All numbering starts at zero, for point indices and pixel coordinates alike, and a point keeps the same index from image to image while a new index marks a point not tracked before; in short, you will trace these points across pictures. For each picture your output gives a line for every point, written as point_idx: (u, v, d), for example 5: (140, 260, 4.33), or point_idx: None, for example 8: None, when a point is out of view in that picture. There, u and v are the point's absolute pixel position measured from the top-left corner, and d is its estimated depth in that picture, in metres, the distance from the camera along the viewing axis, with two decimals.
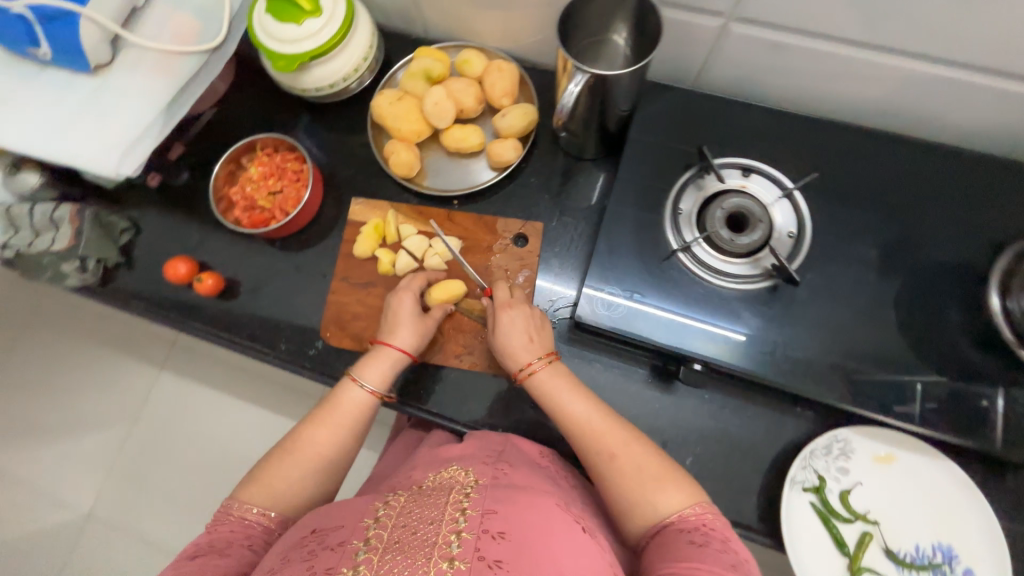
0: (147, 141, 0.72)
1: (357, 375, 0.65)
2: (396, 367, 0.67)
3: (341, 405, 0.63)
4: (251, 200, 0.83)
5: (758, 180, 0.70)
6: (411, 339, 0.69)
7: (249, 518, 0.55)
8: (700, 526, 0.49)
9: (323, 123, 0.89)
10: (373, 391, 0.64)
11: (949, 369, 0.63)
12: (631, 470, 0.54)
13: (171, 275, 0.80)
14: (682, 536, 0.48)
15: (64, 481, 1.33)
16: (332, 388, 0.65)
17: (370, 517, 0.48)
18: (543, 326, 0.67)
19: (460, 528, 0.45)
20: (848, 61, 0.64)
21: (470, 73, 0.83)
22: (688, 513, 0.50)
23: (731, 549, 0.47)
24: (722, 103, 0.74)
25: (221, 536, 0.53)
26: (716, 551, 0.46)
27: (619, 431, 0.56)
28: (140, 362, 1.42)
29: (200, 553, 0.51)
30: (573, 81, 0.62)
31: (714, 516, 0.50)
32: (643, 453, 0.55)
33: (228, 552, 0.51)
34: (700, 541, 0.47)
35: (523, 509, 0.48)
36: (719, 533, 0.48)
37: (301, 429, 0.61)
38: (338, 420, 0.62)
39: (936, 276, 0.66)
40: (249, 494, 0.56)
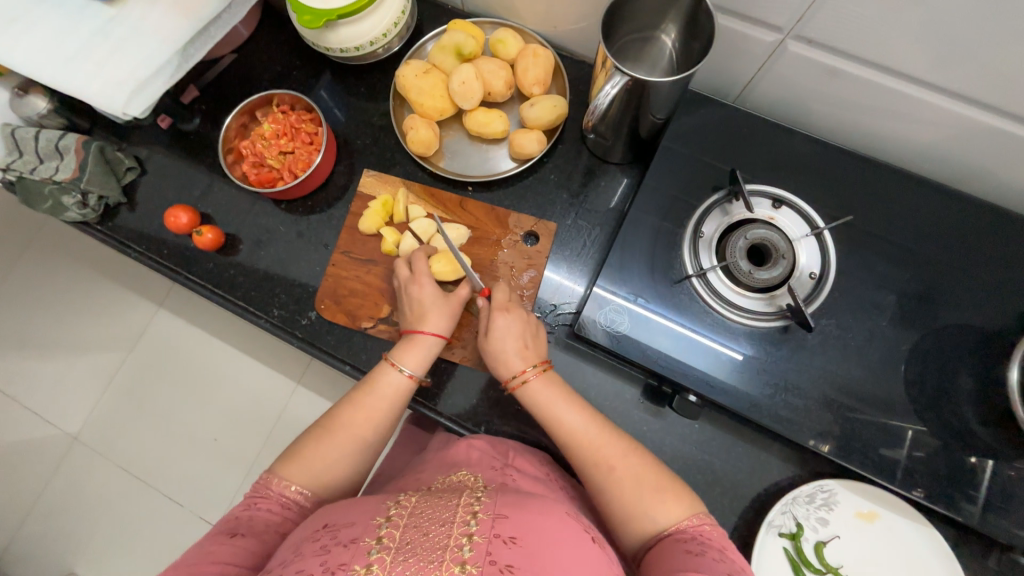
0: (159, 82, 0.69)
1: (395, 360, 0.63)
2: (432, 352, 0.65)
3: (376, 387, 0.60)
4: (261, 157, 0.80)
5: (788, 213, 0.67)
6: (443, 323, 0.66)
7: (286, 497, 0.52)
8: (698, 537, 0.46)
9: (345, 86, 0.85)
10: (412, 375, 0.62)
11: (952, 438, 0.61)
12: (630, 481, 0.51)
13: (171, 223, 0.78)
14: (678, 545, 0.45)
15: (56, 402, 1.36)
16: (370, 371, 0.62)
17: (382, 516, 0.46)
18: (538, 335, 0.65)
19: (471, 530, 0.43)
20: (907, 99, 0.60)
21: (503, 55, 0.78)
22: (686, 525, 0.48)
23: (728, 557, 0.44)
24: (764, 125, 0.70)
25: (257, 514, 0.50)
26: (712, 560, 0.43)
27: (616, 441, 0.54)
28: (138, 298, 1.41)
29: (237, 531, 0.48)
30: (609, 81, 0.58)
31: (716, 530, 0.48)
32: (640, 463, 0.52)
33: (262, 536, 0.48)
34: (696, 550, 0.44)
35: (531, 513, 0.46)
36: (717, 543, 0.46)
37: (337, 409, 0.59)
38: (376, 405, 0.59)
39: (958, 340, 0.63)
40: (290, 471, 0.54)
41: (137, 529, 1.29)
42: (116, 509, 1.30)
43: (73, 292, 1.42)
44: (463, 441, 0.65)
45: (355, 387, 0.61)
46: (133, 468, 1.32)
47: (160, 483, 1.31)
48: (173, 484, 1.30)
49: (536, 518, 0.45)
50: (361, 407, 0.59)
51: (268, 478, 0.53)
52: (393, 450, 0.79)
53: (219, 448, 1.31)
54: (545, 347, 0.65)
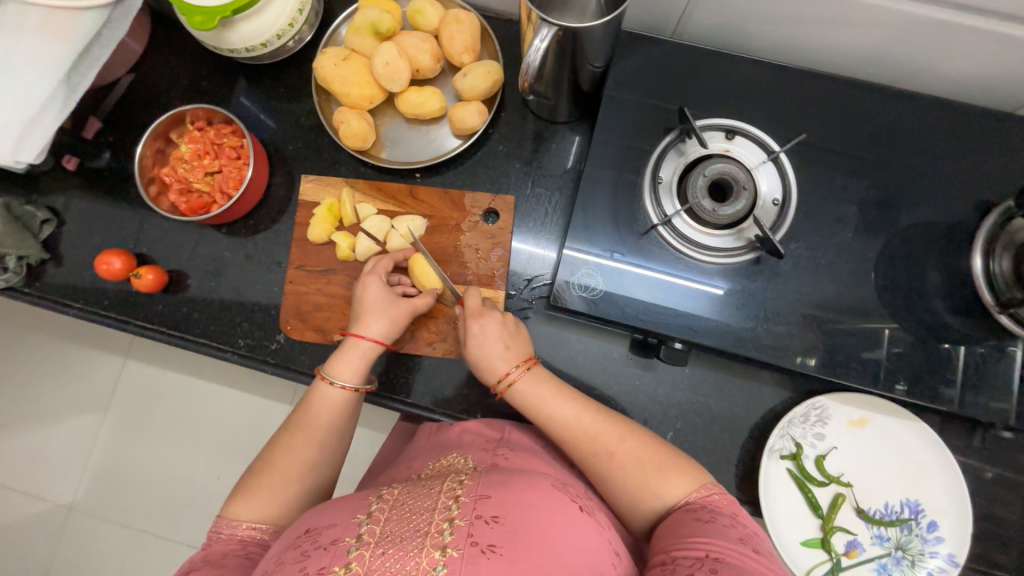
0: (48, 119, 0.62)
1: (329, 374, 0.60)
2: (368, 358, 0.63)
3: (313, 405, 0.58)
4: (186, 182, 0.74)
5: (743, 143, 0.65)
6: (381, 326, 0.63)
7: (242, 534, 0.51)
8: (708, 506, 0.46)
9: (262, 89, 0.79)
10: (346, 386, 0.60)
11: (928, 334, 0.63)
12: (632, 465, 0.50)
13: (105, 270, 0.72)
14: (689, 515, 0.45)
15: (39, 475, 1.30)
16: (304, 391, 0.60)
17: (363, 514, 0.46)
18: (519, 332, 0.63)
19: (453, 515, 0.43)
20: (841, 4, 0.58)
21: (424, 26, 0.73)
22: (694, 497, 0.48)
23: (739, 523, 0.45)
24: (705, 55, 0.67)
25: (213, 553, 0.48)
26: (723, 526, 0.43)
27: (613, 428, 0.53)
28: (100, 354, 1.34)
29: (196, 567, 0.47)
30: (538, 35, 0.54)
31: (724, 495, 0.48)
32: (643, 445, 0.52)
33: (223, 565, 0.47)
34: (707, 518, 0.44)
35: (517, 490, 0.46)
36: (727, 509, 0.46)
37: (281, 436, 0.57)
38: (321, 424, 0.58)
39: (922, 238, 0.64)
40: (238, 509, 0.52)
41: None
42: (131, 568, 1.27)
43: (27, 361, 1.33)
44: (457, 428, 0.65)
45: (292, 412, 0.59)
46: (139, 525, 1.28)
47: (170, 533, 1.28)
48: (184, 531, 1.27)
49: (521, 494, 0.45)
50: (303, 429, 0.57)
51: (219, 520, 0.51)
52: (384, 445, 0.77)
53: (222, 486, 1.28)
54: (528, 344, 0.63)
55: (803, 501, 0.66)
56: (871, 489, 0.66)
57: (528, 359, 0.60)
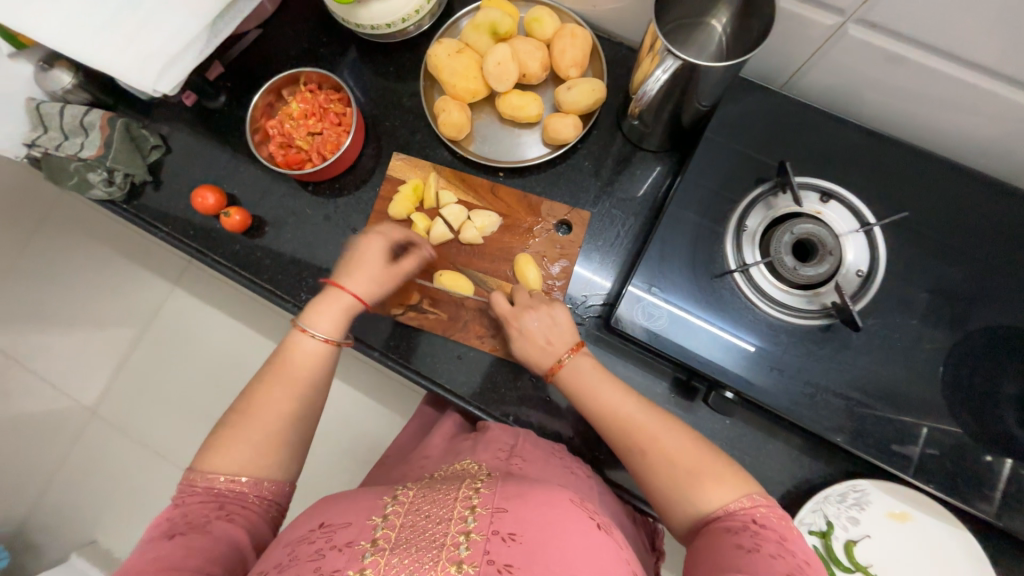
0: (188, 57, 0.67)
1: (306, 325, 0.59)
2: (348, 313, 0.63)
3: (293, 356, 0.58)
4: (289, 138, 0.78)
5: (836, 208, 0.64)
6: (369, 286, 0.64)
7: (217, 486, 0.50)
8: (749, 524, 0.44)
9: (371, 64, 0.83)
10: (327, 339, 0.59)
11: (995, 444, 0.60)
12: (665, 462, 0.50)
13: (199, 204, 0.77)
14: (730, 539, 0.43)
15: (77, 373, 1.39)
16: (283, 339, 0.60)
17: (379, 515, 0.47)
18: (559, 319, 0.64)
19: (469, 528, 0.44)
20: (971, 90, 0.57)
21: (538, 34, 0.75)
22: (735, 509, 0.45)
23: (787, 551, 0.42)
24: (813, 114, 0.67)
25: (193, 511, 0.48)
26: (767, 557, 0.41)
27: (649, 421, 0.53)
28: (154, 275, 1.41)
29: (178, 531, 0.46)
30: (660, 65, 0.56)
31: (781, 516, 0.45)
32: (678, 443, 0.51)
33: (207, 533, 0.46)
34: (748, 546, 0.42)
35: (534, 507, 0.45)
36: (774, 532, 0.43)
37: (253, 386, 0.56)
38: (293, 371, 0.57)
39: (1012, 343, 0.61)
40: (213, 460, 0.51)
41: (157, 503, 1.32)
42: (135, 482, 1.33)
43: (90, 267, 1.42)
44: (473, 438, 0.64)
45: (265, 362, 0.57)
46: (152, 443, 1.35)
47: (178, 458, 1.33)
48: (189, 460, 1.32)
49: (539, 510, 0.45)
50: (278, 381, 0.56)
51: (193, 473, 0.50)
52: (403, 432, 0.79)
53: None
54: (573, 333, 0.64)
55: None
56: None
57: (575, 345, 0.62)
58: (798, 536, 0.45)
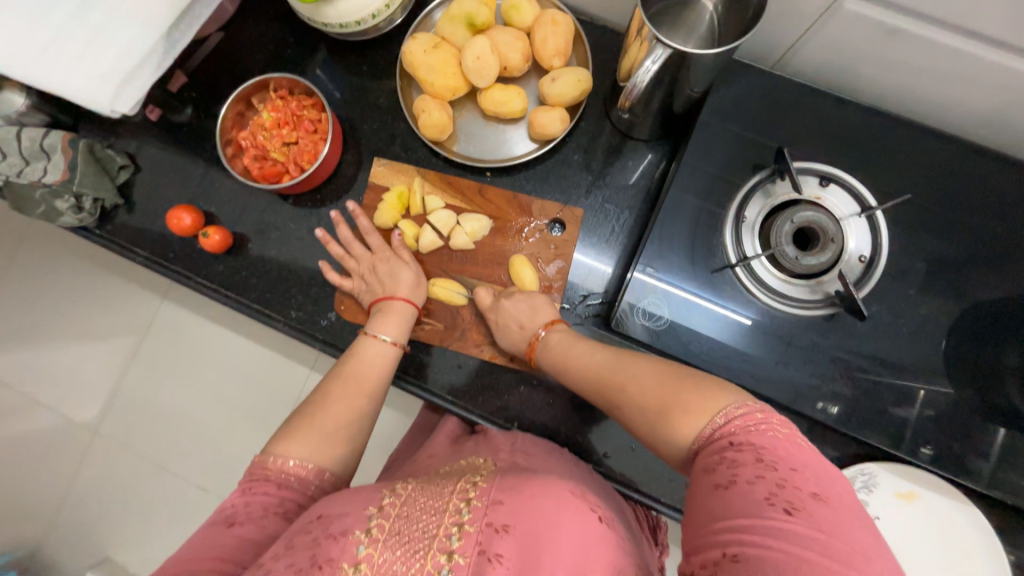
0: (146, 72, 0.63)
1: (376, 331, 0.65)
2: (407, 319, 0.67)
3: (364, 358, 0.62)
4: (263, 149, 0.74)
5: (837, 192, 0.62)
6: (413, 290, 0.68)
7: (287, 472, 0.50)
8: (727, 447, 0.40)
9: (344, 65, 0.78)
10: (394, 342, 0.64)
11: (999, 424, 0.60)
12: (638, 401, 0.49)
13: (175, 225, 0.73)
14: (708, 477, 0.39)
15: (71, 398, 1.36)
16: (352, 344, 0.64)
17: (375, 505, 0.46)
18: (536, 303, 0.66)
19: (463, 521, 0.43)
20: (971, 60, 0.54)
21: (518, 22, 0.71)
22: (711, 433, 0.42)
23: (768, 470, 0.36)
24: (807, 94, 0.64)
25: (254, 502, 0.48)
26: (744, 487, 0.36)
27: (626, 366, 0.53)
28: (140, 294, 1.38)
29: (235, 520, 0.46)
30: (650, 55, 0.53)
31: (761, 421, 0.40)
32: (650, 377, 0.50)
33: (259, 524, 0.46)
34: (725, 481, 0.38)
35: (530, 497, 0.44)
36: (751, 453, 0.38)
37: (326, 386, 0.59)
38: (364, 373, 0.61)
39: (1015, 318, 0.60)
40: (286, 447, 0.52)
41: (167, 519, 1.32)
42: (142, 503, 1.33)
43: (73, 290, 1.39)
44: (475, 440, 0.63)
45: (338, 364, 0.61)
46: (155, 463, 1.33)
47: (183, 476, 1.32)
48: (195, 477, 1.32)
49: (535, 501, 0.44)
50: (353, 380, 0.60)
51: (263, 458, 0.51)
52: (405, 438, 0.78)
53: (239, 440, 1.31)
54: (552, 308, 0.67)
55: None
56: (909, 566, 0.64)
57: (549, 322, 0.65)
58: (795, 442, 0.38)
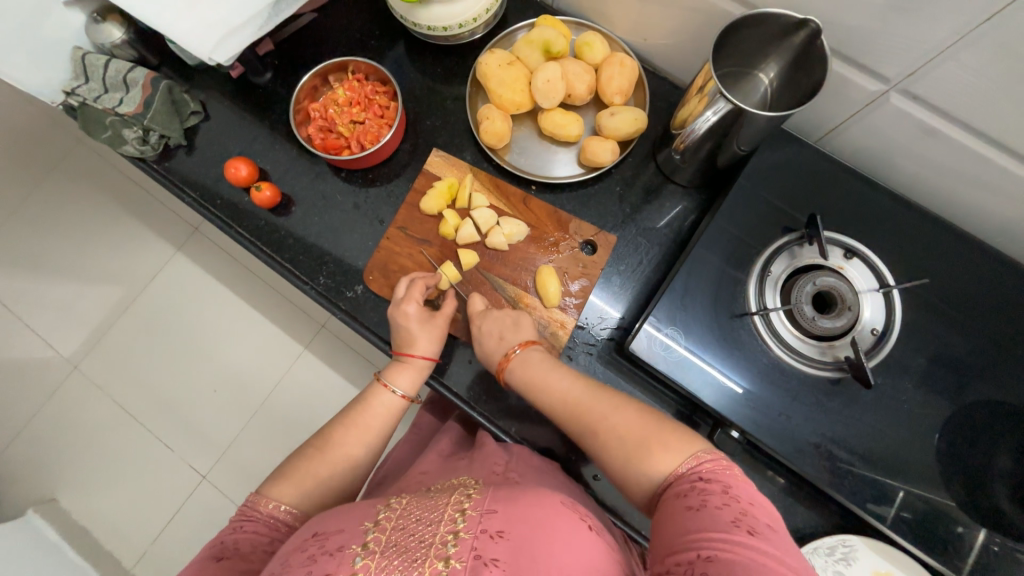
0: (248, 31, 0.68)
1: (388, 379, 0.66)
2: (422, 373, 0.68)
3: (371, 406, 0.63)
4: (330, 122, 0.78)
5: (858, 266, 0.66)
6: (431, 345, 0.68)
7: (275, 517, 0.53)
8: (697, 482, 0.44)
9: (420, 62, 0.84)
10: (404, 395, 0.65)
11: (983, 518, 0.60)
12: (615, 440, 0.52)
13: (231, 174, 0.77)
14: (680, 501, 0.43)
15: (65, 327, 1.36)
16: (362, 389, 0.65)
17: (371, 520, 0.47)
18: (516, 323, 0.68)
19: (458, 529, 0.43)
20: (1001, 171, 0.59)
21: (589, 58, 0.77)
22: (684, 472, 0.46)
23: (731, 498, 0.41)
24: (843, 172, 0.69)
25: (244, 540, 0.50)
26: (712, 509, 0.40)
27: (599, 403, 0.56)
28: (159, 239, 1.40)
29: (226, 555, 0.48)
30: (711, 107, 0.58)
31: (724, 466, 0.45)
32: (627, 419, 0.53)
33: (250, 558, 0.48)
34: (696, 504, 0.42)
35: (522, 504, 0.44)
36: (718, 484, 0.43)
37: (327, 430, 0.61)
38: (368, 421, 0.62)
39: (1014, 419, 0.62)
40: (278, 490, 0.55)
41: (130, 468, 1.29)
42: (107, 446, 1.30)
43: (97, 221, 1.41)
44: (468, 457, 0.64)
45: (346, 407, 0.63)
46: (131, 410, 1.32)
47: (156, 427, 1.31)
48: (167, 431, 1.30)
49: (528, 509, 0.44)
50: (356, 427, 0.61)
51: (256, 498, 0.54)
52: (403, 441, 0.80)
53: (222, 401, 1.30)
54: (529, 330, 0.68)
55: None
56: None
57: (526, 340, 0.66)
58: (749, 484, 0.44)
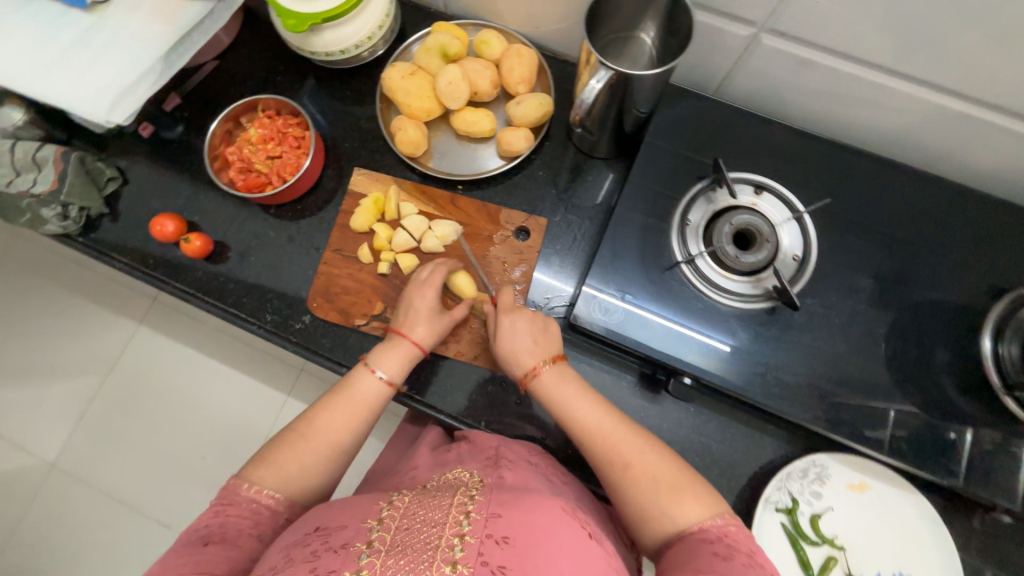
0: (142, 88, 0.68)
1: (373, 364, 0.64)
2: (411, 359, 0.66)
3: (355, 390, 0.61)
4: (248, 162, 0.79)
5: (770, 199, 0.69)
6: (428, 335, 0.67)
7: (259, 501, 0.53)
8: (724, 537, 0.48)
9: (329, 89, 0.85)
10: (390, 382, 0.63)
11: (931, 410, 0.63)
12: (647, 479, 0.53)
13: (158, 232, 0.77)
14: (705, 546, 0.47)
15: (35, 424, 1.32)
16: (348, 372, 0.63)
17: (374, 519, 0.46)
18: (547, 329, 0.66)
19: (464, 531, 0.43)
20: (874, 86, 0.63)
21: (488, 55, 0.80)
22: (711, 524, 0.49)
23: (755, 562, 0.46)
24: (742, 115, 0.72)
25: (227, 522, 0.51)
26: (741, 565, 0.45)
27: (632, 438, 0.56)
28: (116, 315, 1.37)
29: (211, 539, 0.49)
30: (595, 76, 0.61)
31: (744, 532, 0.49)
32: (661, 461, 0.54)
33: (237, 544, 0.49)
34: (723, 554, 0.46)
35: (529, 514, 0.45)
36: (744, 546, 0.47)
37: (311, 413, 0.59)
38: (353, 405, 0.60)
39: (939, 312, 0.66)
40: (261, 475, 0.54)
41: (126, 552, 1.25)
42: (99, 536, 1.26)
43: (48, 311, 1.38)
44: (455, 448, 0.63)
45: (331, 390, 0.61)
46: (117, 493, 1.28)
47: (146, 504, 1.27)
48: (159, 506, 1.27)
49: (536, 517, 0.45)
50: (338, 413, 0.59)
51: (239, 483, 0.53)
52: (387, 449, 0.79)
53: (210, 463, 1.28)
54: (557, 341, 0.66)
55: (794, 559, 0.66)
56: (865, 556, 0.65)
57: (554, 355, 0.64)
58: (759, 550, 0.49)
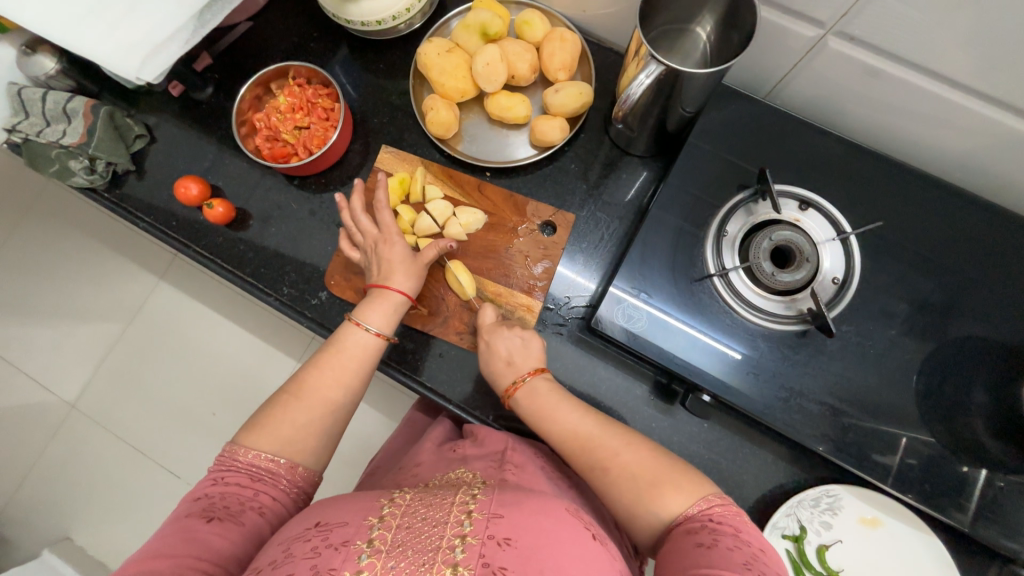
0: (175, 45, 0.67)
1: (360, 319, 0.63)
2: (399, 309, 0.66)
3: (346, 347, 0.61)
4: (275, 131, 0.78)
5: (814, 216, 0.65)
6: (410, 281, 0.67)
7: (258, 465, 0.52)
8: (708, 522, 0.45)
9: (362, 60, 0.83)
10: (378, 333, 0.63)
11: (960, 453, 0.60)
12: (626, 479, 0.51)
13: (181, 194, 0.76)
14: (691, 538, 0.44)
15: (57, 366, 1.36)
16: (334, 332, 0.63)
17: (375, 516, 0.45)
18: (528, 344, 0.65)
19: (465, 532, 0.42)
20: (946, 103, 0.58)
21: (529, 37, 0.76)
22: (694, 511, 0.47)
23: (743, 543, 0.43)
24: (794, 123, 0.68)
25: (229, 492, 0.49)
26: (725, 550, 0.42)
27: (610, 439, 0.54)
28: (139, 269, 1.39)
29: (215, 515, 0.47)
30: (644, 70, 0.57)
31: (735, 510, 0.47)
32: (640, 456, 0.52)
33: (242, 521, 0.47)
34: (708, 543, 0.43)
35: (530, 514, 0.44)
36: (730, 525, 0.45)
37: (303, 373, 0.59)
38: (344, 363, 0.60)
39: (983, 351, 0.62)
40: (256, 440, 0.53)
41: (137, 498, 1.30)
42: (112, 479, 1.31)
43: (74, 259, 1.40)
44: (461, 445, 0.63)
45: (319, 349, 0.61)
46: (131, 440, 1.32)
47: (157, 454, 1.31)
48: (169, 457, 1.30)
49: (537, 518, 0.44)
50: (331, 368, 0.59)
51: (236, 449, 0.52)
52: (394, 439, 0.79)
53: (219, 422, 1.30)
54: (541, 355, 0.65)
55: None
56: None
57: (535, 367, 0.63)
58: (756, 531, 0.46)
